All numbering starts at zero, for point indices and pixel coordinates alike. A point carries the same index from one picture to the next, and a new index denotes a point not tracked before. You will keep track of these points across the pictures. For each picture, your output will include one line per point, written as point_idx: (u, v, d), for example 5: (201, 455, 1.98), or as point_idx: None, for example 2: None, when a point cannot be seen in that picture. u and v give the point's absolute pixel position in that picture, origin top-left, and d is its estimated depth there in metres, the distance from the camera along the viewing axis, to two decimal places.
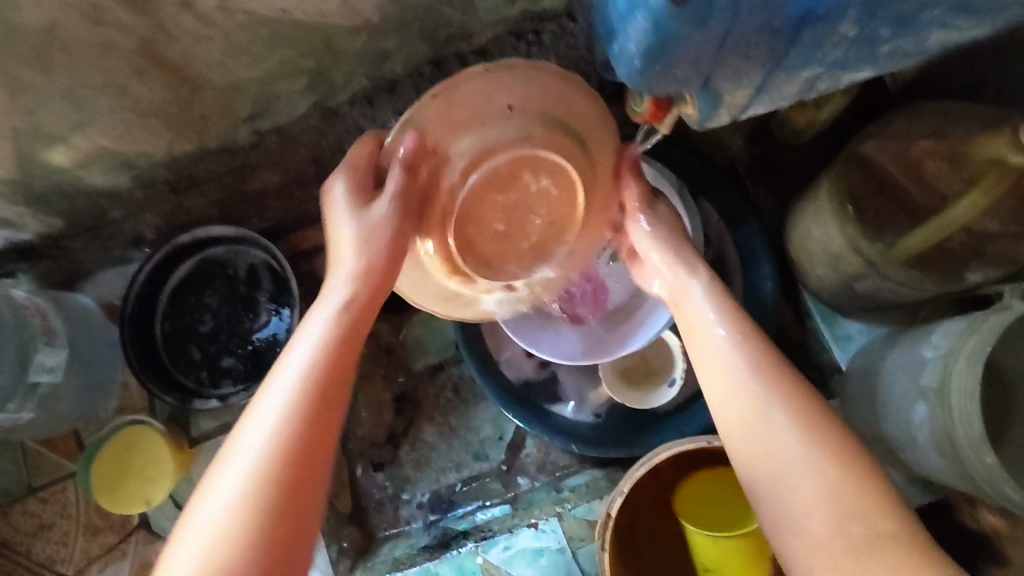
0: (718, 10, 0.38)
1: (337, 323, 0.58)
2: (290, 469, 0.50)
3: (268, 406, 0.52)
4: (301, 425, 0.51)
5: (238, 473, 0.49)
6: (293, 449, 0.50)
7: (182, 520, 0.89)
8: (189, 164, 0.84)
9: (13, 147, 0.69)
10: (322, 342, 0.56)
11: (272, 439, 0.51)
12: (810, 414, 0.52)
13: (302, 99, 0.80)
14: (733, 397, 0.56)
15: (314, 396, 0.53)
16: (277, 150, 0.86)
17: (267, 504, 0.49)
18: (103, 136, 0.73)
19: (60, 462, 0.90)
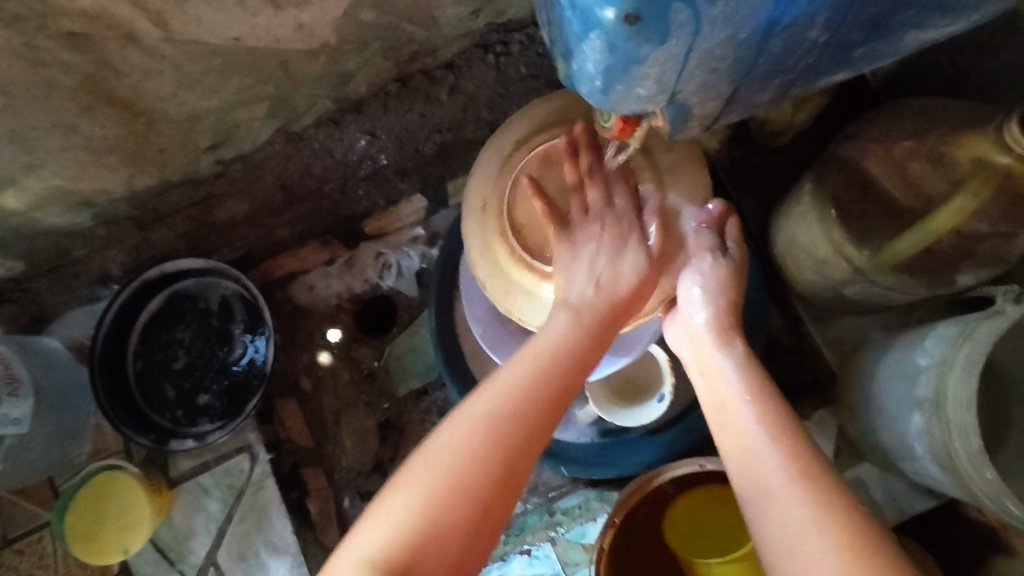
0: (676, 27, 0.35)
1: (557, 353, 0.56)
2: (510, 459, 0.49)
3: (476, 417, 0.50)
4: (519, 429, 0.50)
5: (452, 457, 0.48)
6: (503, 459, 0.48)
7: (164, 565, 0.85)
8: (152, 198, 0.81)
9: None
10: (547, 365, 0.55)
11: (489, 426, 0.49)
12: (784, 446, 0.50)
13: (264, 125, 0.77)
14: (733, 432, 0.53)
15: (545, 395, 0.53)
16: (242, 178, 0.83)
17: (472, 490, 0.47)
18: (55, 176, 0.70)
19: (35, 511, 0.86)
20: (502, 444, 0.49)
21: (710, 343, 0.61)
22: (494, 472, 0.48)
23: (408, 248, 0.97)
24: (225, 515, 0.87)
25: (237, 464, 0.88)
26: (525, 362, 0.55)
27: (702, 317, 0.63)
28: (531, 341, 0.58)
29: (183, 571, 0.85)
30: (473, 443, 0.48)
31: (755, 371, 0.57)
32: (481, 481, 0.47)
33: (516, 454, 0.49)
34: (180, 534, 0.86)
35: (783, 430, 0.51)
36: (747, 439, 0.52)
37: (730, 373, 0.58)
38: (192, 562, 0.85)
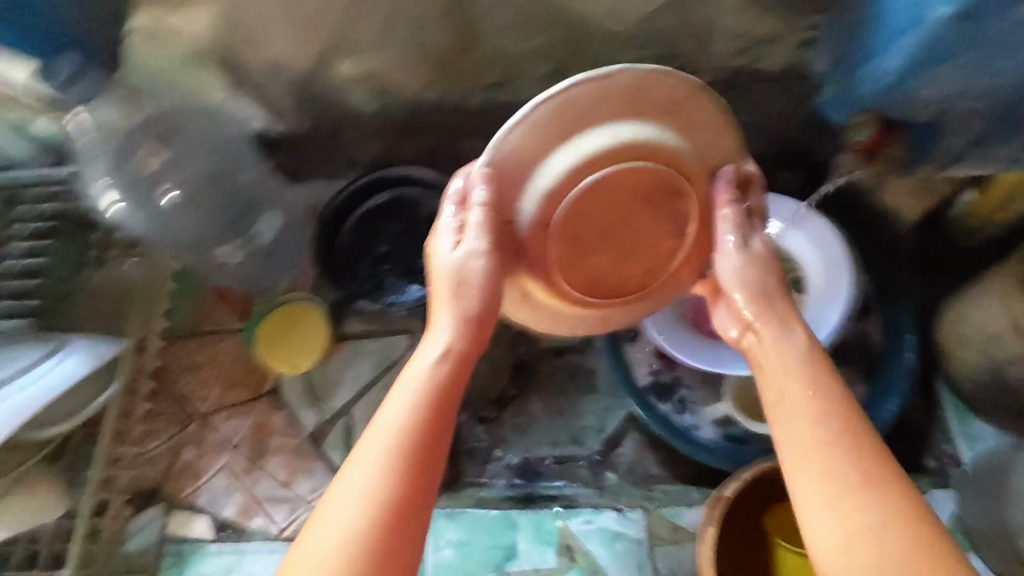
0: (984, 41, 0.54)
1: (435, 371, 0.52)
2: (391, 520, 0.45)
3: (374, 476, 0.46)
4: (414, 453, 0.47)
5: (327, 547, 0.44)
6: (400, 485, 0.46)
7: (308, 399, 0.97)
8: (425, 112, 0.99)
9: (323, 48, 0.85)
10: (412, 424, 0.49)
11: (390, 467, 0.46)
12: (878, 543, 0.43)
13: (538, 85, 0.93)
14: (857, 534, 0.44)
15: (432, 415, 0.50)
16: (496, 122, 1.00)
17: (383, 522, 0.45)
18: (384, 61, 0.88)
19: (225, 318, 1.04)
20: (407, 475, 0.47)
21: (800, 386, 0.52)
22: (405, 503, 0.46)
23: None
24: (372, 378, 0.98)
25: (395, 341, 1.01)
26: (393, 411, 0.50)
27: (791, 355, 0.54)
28: (439, 347, 0.54)
29: (321, 409, 0.96)
30: (363, 513, 0.45)
31: (844, 422, 0.49)
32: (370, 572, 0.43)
33: (388, 531, 0.45)
34: (330, 379, 0.98)
35: (886, 518, 0.44)
36: (829, 475, 0.47)
37: (824, 426, 0.49)
38: (330, 406, 0.96)
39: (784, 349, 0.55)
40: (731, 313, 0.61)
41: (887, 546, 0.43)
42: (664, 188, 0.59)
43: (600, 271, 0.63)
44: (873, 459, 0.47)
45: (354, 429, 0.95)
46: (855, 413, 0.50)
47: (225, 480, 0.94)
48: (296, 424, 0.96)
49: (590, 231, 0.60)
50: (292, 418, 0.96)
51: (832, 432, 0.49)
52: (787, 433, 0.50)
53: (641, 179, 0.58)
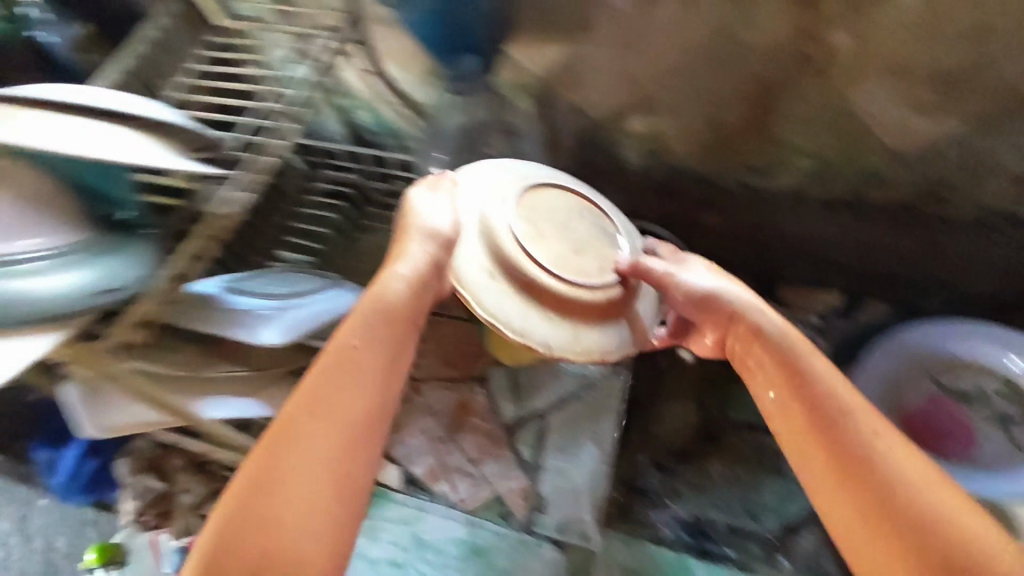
0: None
1: (363, 327, 0.55)
2: (268, 463, 0.47)
3: (317, 445, 0.49)
4: (322, 391, 0.51)
5: (305, 493, 0.47)
6: (325, 450, 0.49)
7: (510, 396, 1.05)
8: (683, 178, 1.10)
9: (633, 100, 0.98)
10: (344, 356, 0.53)
11: (320, 431, 0.49)
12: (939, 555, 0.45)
13: (797, 178, 1.02)
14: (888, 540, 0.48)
15: (361, 360, 0.53)
16: (742, 201, 1.10)
17: (328, 470, 0.48)
18: (675, 125, 1.00)
19: (448, 305, 1.14)
20: (336, 442, 0.50)
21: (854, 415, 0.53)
22: (336, 455, 0.49)
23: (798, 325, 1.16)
24: (572, 393, 1.03)
25: (598, 368, 1.06)
26: (312, 381, 0.52)
27: (811, 383, 0.57)
28: (381, 304, 0.57)
29: (520, 406, 1.03)
30: (310, 449, 0.48)
31: (851, 461, 0.51)
32: (250, 478, 0.46)
33: (291, 465, 0.47)
34: (535, 382, 1.05)
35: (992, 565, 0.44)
36: (849, 486, 0.51)
37: (886, 462, 0.50)
38: (530, 406, 1.03)
39: (817, 373, 0.57)
40: (701, 277, 0.66)
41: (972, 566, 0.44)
42: (610, 231, 0.72)
43: (593, 287, 0.65)
44: (946, 503, 0.47)
45: (546, 432, 1.01)
46: (913, 454, 0.51)
47: (422, 442, 1.01)
48: (496, 413, 1.03)
49: (596, 300, 0.65)
50: (493, 407, 1.04)
51: (909, 470, 0.50)
52: (813, 462, 0.54)
53: (576, 215, 0.71)
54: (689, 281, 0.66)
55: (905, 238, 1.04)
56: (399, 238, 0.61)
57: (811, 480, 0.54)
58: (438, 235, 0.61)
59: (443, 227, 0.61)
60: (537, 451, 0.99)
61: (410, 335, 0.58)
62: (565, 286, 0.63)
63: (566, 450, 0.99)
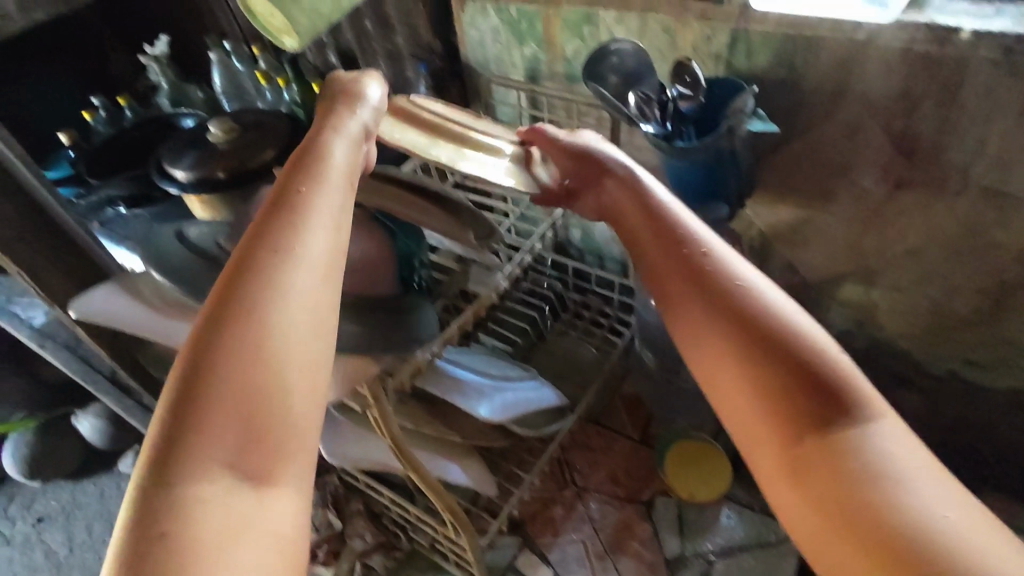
0: None
1: (285, 180, 0.51)
2: (243, 296, 0.43)
3: (298, 290, 0.45)
4: (250, 249, 0.46)
5: (208, 399, 0.40)
6: (221, 319, 0.42)
7: (674, 530, 1.04)
8: (887, 354, 1.10)
9: (859, 270, 1.02)
10: (295, 218, 0.47)
11: (233, 318, 0.42)
12: (852, 508, 0.38)
13: (1014, 381, 1.00)
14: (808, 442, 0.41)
15: (271, 234, 0.47)
16: (946, 390, 1.08)
17: (227, 352, 0.41)
18: (894, 303, 1.03)
19: (625, 424, 1.17)
20: (234, 334, 0.42)
21: (823, 363, 0.43)
22: (229, 336, 0.42)
23: None
24: (740, 544, 1.01)
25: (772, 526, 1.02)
26: (268, 252, 0.46)
27: (789, 337, 0.44)
28: (322, 184, 0.51)
29: (685, 543, 1.02)
30: (273, 302, 0.44)
31: (792, 396, 0.42)
32: (220, 313, 0.43)
33: (257, 282, 0.44)
34: (702, 523, 1.04)
35: (929, 487, 0.38)
36: (830, 422, 0.41)
37: (853, 424, 0.41)
38: (694, 546, 1.02)
39: (784, 326, 0.45)
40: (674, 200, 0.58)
41: (917, 538, 0.36)
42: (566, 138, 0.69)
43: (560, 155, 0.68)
44: (879, 420, 0.42)
45: None
46: (863, 399, 0.42)
47: (580, 551, 1.03)
48: (658, 543, 1.03)
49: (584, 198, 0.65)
50: (654, 537, 1.03)
51: (887, 447, 0.40)
52: (756, 441, 0.44)
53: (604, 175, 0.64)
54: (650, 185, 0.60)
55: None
56: (342, 106, 0.60)
57: (764, 477, 0.43)
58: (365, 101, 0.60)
59: (368, 111, 0.60)
60: None
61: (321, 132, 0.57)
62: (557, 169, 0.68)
63: None
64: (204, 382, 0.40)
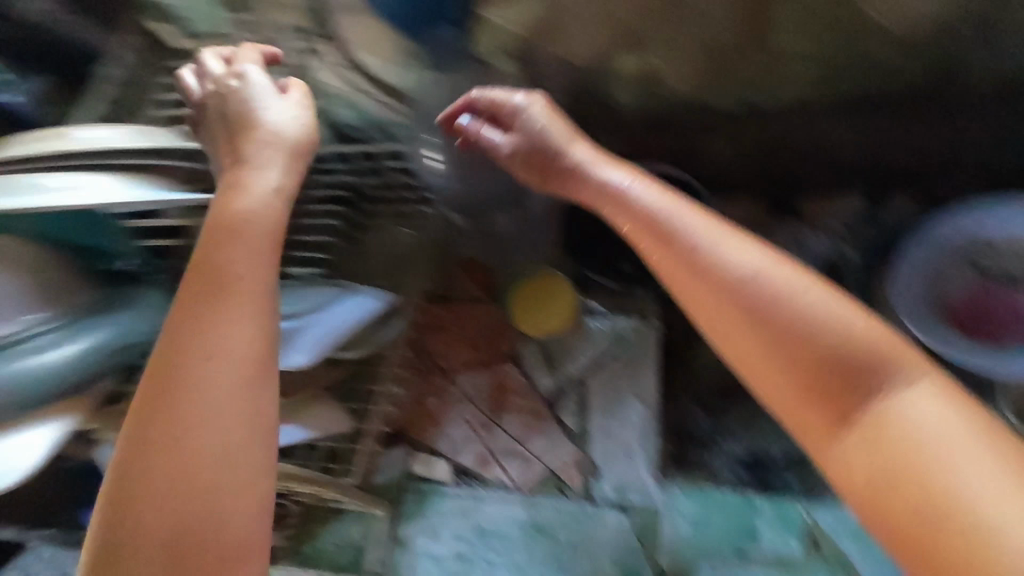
0: None
1: (227, 232, 0.52)
2: (177, 375, 0.46)
3: (218, 372, 0.46)
4: (182, 307, 0.48)
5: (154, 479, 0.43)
6: (158, 405, 0.45)
7: (545, 367, 1.04)
8: (685, 109, 1.04)
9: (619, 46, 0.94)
10: (221, 271, 0.49)
11: (196, 397, 0.45)
12: (829, 369, 0.44)
13: (805, 85, 0.95)
14: (732, 308, 0.48)
15: (200, 273, 0.49)
16: (749, 122, 1.04)
17: (201, 447, 0.44)
18: (663, 56, 0.94)
19: (472, 286, 1.12)
20: (185, 431, 0.44)
21: (714, 247, 0.51)
22: (219, 422, 0.45)
23: (820, 237, 1.13)
24: (606, 351, 1.02)
25: (626, 325, 1.04)
26: (190, 318, 0.47)
27: (695, 237, 0.52)
28: (237, 236, 0.51)
29: (558, 377, 1.02)
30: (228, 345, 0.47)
31: (762, 302, 0.47)
32: (152, 389, 0.46)
33: (216, 346, 0.47)
34: (565, 349, 1.04)
35: (950, 442, 0.40)
36: (737, 267, 0.49)
37: (759, 318, 0.47)
38: (565, 374, 1.02)
39: (699, 250, 0.51)
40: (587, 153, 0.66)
41: (872, 394, 0.44)
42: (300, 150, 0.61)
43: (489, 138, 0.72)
44: (853, 319, 0.46)
45: (587, 398, 1.00)
46: (840, 322, 0.45)
47: (463, 431, 1.01)
48: (533, 389, 1.02)
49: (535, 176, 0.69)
50: (529, 382, 1.03)
51: (781, 282, 0.48)
52: (739, 342, 0.48)
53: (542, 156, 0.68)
54: (598, 165, 0.64)
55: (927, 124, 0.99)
56: (250, 146, 0.59)
57: (723, 336, 0.49)
58: (252, 123, 0.61)
59: (273, 170, 0.58)
60: (579, 417, 0.99)
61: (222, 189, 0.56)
62: (478, 132, 0.72)
63: (611, 414, 0.97)
64: (140, 470, 0.43)
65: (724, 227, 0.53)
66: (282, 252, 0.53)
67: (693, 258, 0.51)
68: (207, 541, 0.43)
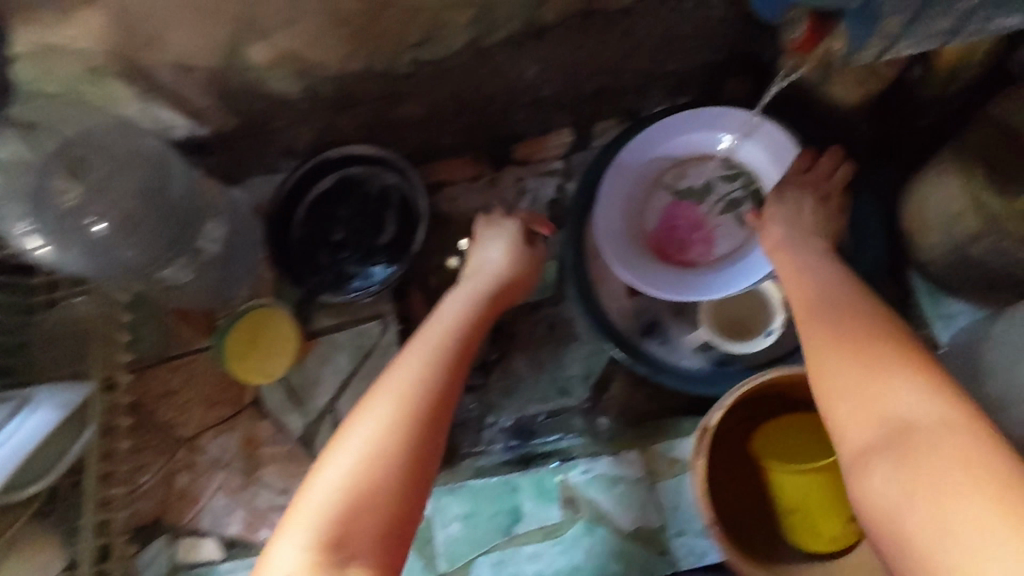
0: None
1: (427, 366, 0.70)
2: (404, 417, 0.64)
3: (371, 440, 0.61)
4: (398, 435, 0.62)
5: (315, 504, 0.56)
6: (385, 475, 0.59)
7: (292, 404, 0.97)
8: (354, 83, 0.93)
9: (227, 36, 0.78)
10: (441, 350, 0.73)
11: (363, 459, 0.59)
12: (899, 416, 0.52)
13: (463, 33, 0.87)
14: (869, 384, 0.55)
15: (420, 408, 0.65)
16: (428, 82, 0.95)
17: (367, 493, 0.57)
18: (295, 40, 0.82)
19: (194, 337, 1.02)
20: (373, 480, 0.58)
21: (834, 339, 0.62)
22: (381, 492, 0.58)
23: (546, 178, 1.07)
24: (350, 370, 0.97)
25: (368, 328, 0.98)
26: (376, 415, 0.64)
27: (826, 315, 0.65)
28: (407, 373, 0.68)
29: (304, 412, 0.97)
30: (414, 398, 0.66)
31: (864, 341, 0.59)
32: (391, 463, 0.60)
33: (427, 403, 0.66)
34: (308, 379, 0.97)
35: (916, 402, 0.52)
36: (835, 338, 0.62)
37: (859, 369, 0.57)
38: (312, 406, 0.97)
39: (822, 354, 0.61)
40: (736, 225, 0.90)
41: (910, 416, 0.52)
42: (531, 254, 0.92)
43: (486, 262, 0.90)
44: (906, 381, 0.54)
45: (340, 424, 0.95)
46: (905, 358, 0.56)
47: (224, 498, 0.96)
48: (284, 431, 0.97)
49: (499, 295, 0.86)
50: (278, 426, 0.97)
51: (861, 346, 0.59)
52: (920, 401, 0.52)
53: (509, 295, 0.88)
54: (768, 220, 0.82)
55: (604, 37, 0.92)
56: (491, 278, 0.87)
57: (815, 354, 0.62)
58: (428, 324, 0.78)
59: (457, 304, 0.82)
60: None
61: (467, 346, 0.76)
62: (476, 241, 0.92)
63: None
64: (335, 523, 0.55)
65: (856, 337, 0.60)
66: (451, 372, 0.71)
67: (876, 355, 0.57)
68: (391, 542, 0.56)
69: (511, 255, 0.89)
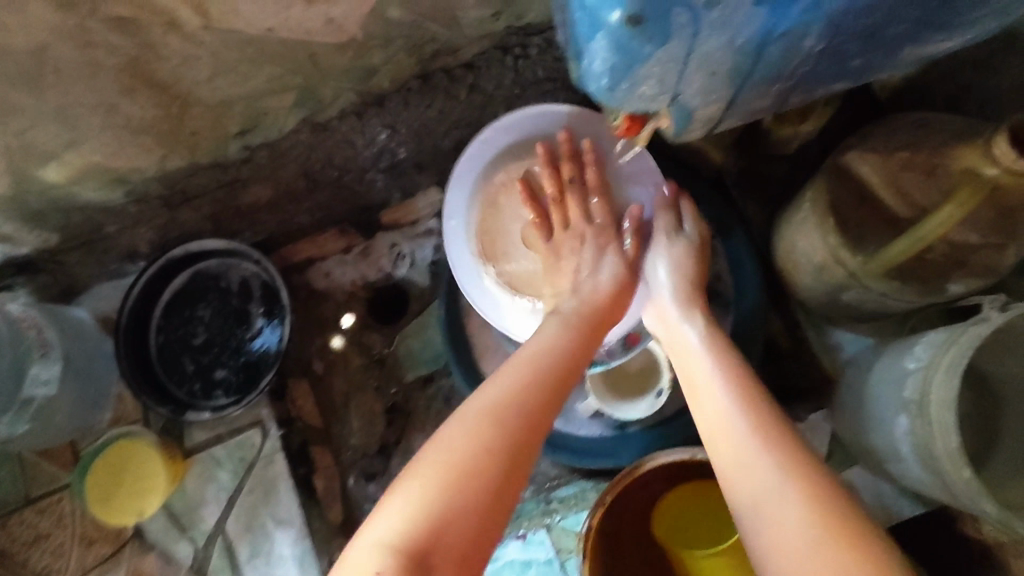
0: (726, 25, 0.39)
1: (550, 356, 0.65)
2: (527, 426, 0.57)
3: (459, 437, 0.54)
4: (526, 415, 0.58)
5: (389, 520, 0.49)
6: (482, 452, 0.53)
7: (178, 532, 0.91)
8: (182, 179, 0.83)
9: (6, 165, 0.69)
10: (526, 375, 0.62)
11: (460, 455, 0.53)
12: (788, 459, 0.54)
13: (292, 114, 0.79)
14: (735, 436, 0.58)
15: (524, 415, 0.58)
16: (268, 164, 0.86)
17: (464, 482, 0.51)
18: (95, 153, 0.72)
19: (57, 473, 0.91)
20: (489, 459, 0.53)
21: (720, 403, 0.61)
22: (488, 485, 0.52)
23: (423, 240, 1.00)
24: (235, 486, 0.92)
25: (248, 438, 0.93)
26: (489, 404, 0.58)
27: (730, 386, 0.62)
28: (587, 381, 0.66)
29: (193, 537, 0.91)
30: (462, 449, 0.53)
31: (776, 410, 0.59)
32: (492, 449, 0.54)
33: (543, 413, 0.60)
34: (192, 502, 0.92)
35: (778, 463, 0.53)
36: (695, 366, 0.66)
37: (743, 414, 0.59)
38: (202, 529, 0.91)
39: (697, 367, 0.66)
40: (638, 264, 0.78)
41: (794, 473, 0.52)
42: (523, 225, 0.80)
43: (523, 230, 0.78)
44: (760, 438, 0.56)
45: (232, 544, 0.90)
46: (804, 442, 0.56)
47: None
48: (173, 562, 0.90)
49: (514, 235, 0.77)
50: (166, 557, 0.91)
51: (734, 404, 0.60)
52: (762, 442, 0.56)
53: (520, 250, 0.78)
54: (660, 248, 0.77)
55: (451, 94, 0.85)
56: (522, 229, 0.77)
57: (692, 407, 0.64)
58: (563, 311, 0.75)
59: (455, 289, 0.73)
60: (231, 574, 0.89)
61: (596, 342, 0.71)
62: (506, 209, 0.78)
63: (258, 553, 0.90)
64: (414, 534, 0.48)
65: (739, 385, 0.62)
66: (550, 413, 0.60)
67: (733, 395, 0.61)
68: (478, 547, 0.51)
69: (570, 324, 0.70)
